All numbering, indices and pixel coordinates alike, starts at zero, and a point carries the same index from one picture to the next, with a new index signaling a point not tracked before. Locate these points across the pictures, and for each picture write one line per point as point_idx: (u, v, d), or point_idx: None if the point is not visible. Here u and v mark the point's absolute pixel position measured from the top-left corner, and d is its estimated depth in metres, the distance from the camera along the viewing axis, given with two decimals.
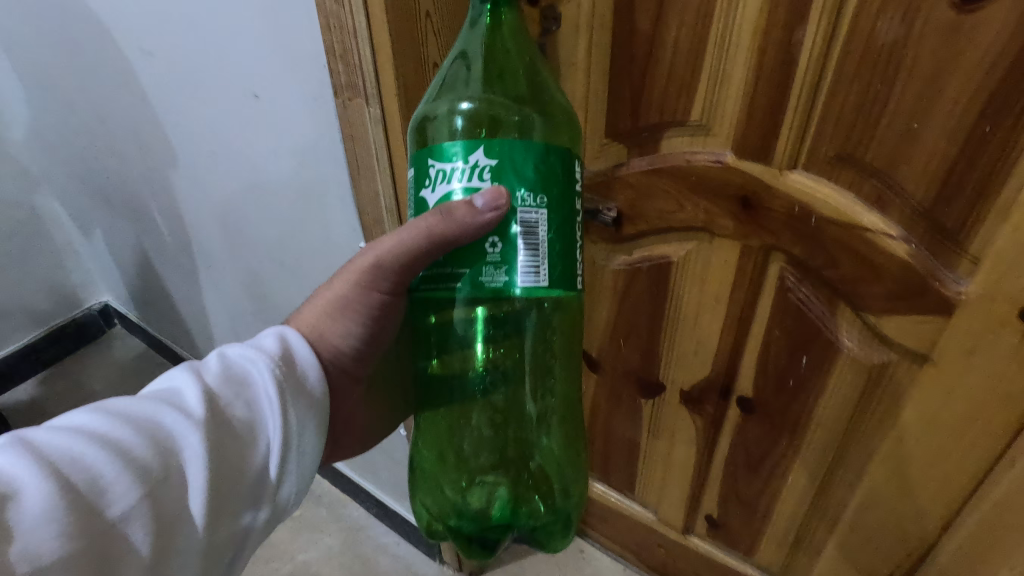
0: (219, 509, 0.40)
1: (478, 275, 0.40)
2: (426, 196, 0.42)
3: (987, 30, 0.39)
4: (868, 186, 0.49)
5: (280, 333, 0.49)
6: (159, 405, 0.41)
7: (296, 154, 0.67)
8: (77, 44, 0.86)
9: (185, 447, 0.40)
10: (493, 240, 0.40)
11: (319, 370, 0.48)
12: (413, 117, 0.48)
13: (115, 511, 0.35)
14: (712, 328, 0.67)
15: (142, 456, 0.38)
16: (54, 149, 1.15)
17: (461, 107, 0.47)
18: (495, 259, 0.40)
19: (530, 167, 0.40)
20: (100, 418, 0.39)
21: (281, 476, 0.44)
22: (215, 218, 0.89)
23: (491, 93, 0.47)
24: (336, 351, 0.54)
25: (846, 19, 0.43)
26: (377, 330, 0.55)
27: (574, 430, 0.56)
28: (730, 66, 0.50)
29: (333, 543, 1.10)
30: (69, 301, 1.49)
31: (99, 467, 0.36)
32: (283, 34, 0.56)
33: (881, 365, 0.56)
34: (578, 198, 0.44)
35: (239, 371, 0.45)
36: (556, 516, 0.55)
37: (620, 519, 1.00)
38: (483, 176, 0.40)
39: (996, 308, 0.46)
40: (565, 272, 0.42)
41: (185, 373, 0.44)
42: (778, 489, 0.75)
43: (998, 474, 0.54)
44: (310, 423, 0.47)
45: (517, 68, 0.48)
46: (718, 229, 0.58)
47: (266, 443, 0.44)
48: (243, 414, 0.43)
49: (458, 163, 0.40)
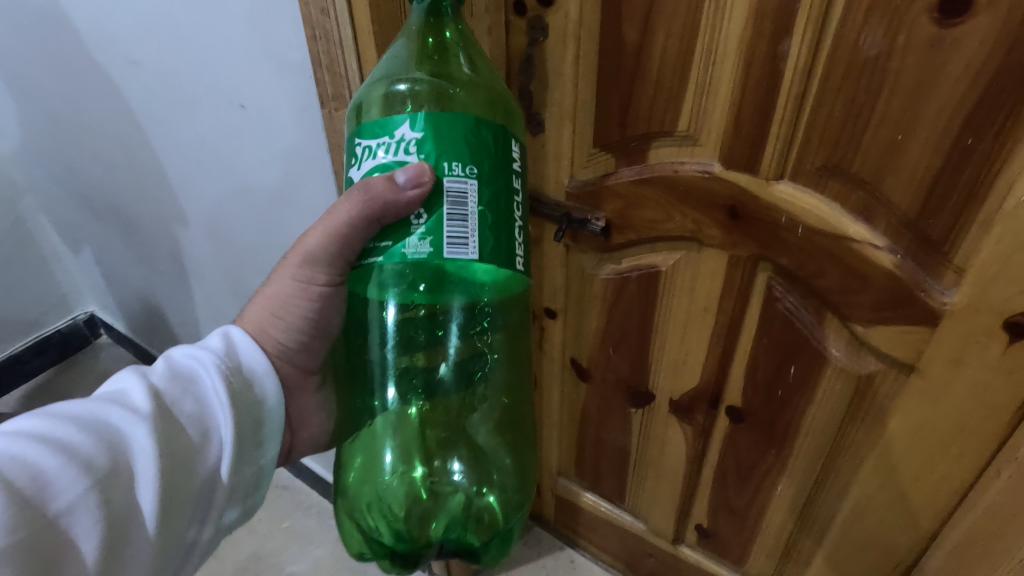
0: (171, 502, 0.41)
1: (402, 248, 0.38)
2: (354, 174, 0.41)
3: (968, 44, 0.39)
4: (855, 197, 0.49)
5: (224, 332, 0.50)
6: (104, 405, 0.41)
7: (280, 163, 0.66)
8: (61, 52, 0.85)
9: (132, 442, 0.40)
10: (419, 213, 0.38)
11: (267, 363, 0.49)
12: (352, 103, 0.45)
13: (61, 503, 0.36)
14: (701, 337, 0.67)
15: (87, 451, 0.38)
16: (39, 157, 1.14)
17: (399, 88, 0.43)
18: (421, 231, 0.38)
19: (458, 137, 0.38)
20: (41, 419, 0.39)
21: (234, 475, 0.45)
22: (201, 227, 0.88)
23: (434, 76, 0.44)
24: (280, 347, 0.53)
25: (830, 32, 0.44)
26: (322, 321, 0.54)
27: (512, 416, 0.55)
28: (715, 77, 0.50)
29: (322, 554, 1.09)
30: (53, 312, 1.46)
31: (42, 462, 0.37)
32: (268, 44, 0.56)
33: (868, 374, 0.56)
34: (516, 179, 0.42)
35: (186, 370, 0.45)
36: (500, 529, 0.52)
37: (610, 528, 1.00)
38: (408, 150, 0.38)
39: (980, 319, 0.47)
40: (498, 246, 0.39)
41: (131, 373, 0.44)
42: (767, 498, 0.75)
43: (985, 484, 0.54)
44: (264, 417, 0.47)
45: (458, 60, 0.45)
46: (707, 238, 0.58)
47: (218, 441, 0.44)
48: (192, 409, 0.44)
49: (384, 137, 0.39)
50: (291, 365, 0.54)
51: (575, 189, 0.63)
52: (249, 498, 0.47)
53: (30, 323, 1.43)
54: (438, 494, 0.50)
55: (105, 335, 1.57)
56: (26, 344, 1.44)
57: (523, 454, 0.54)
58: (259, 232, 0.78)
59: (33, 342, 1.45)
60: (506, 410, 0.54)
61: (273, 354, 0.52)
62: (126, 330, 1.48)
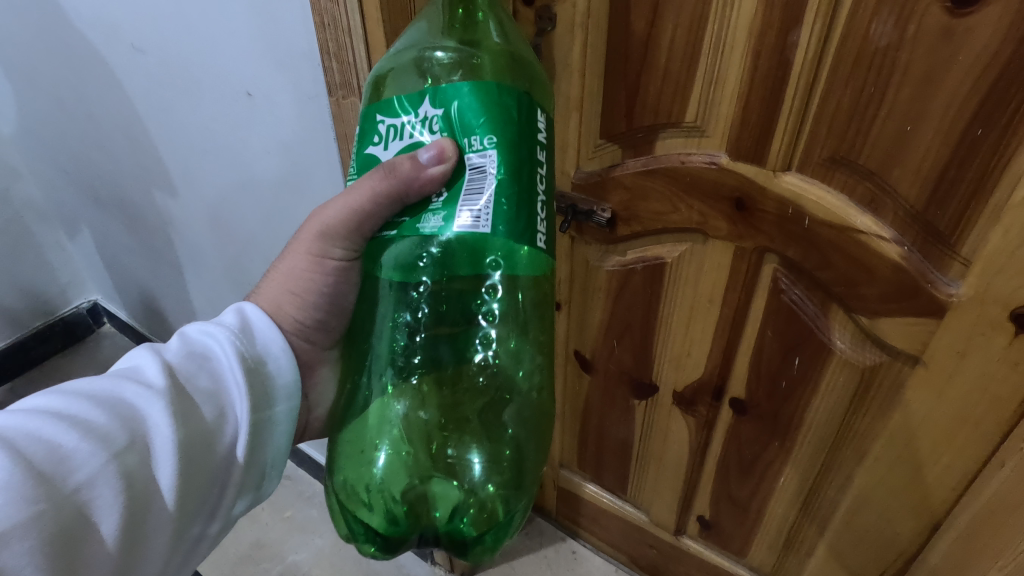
0: (190, 477, 0.41)
1: (418, 222, 0.40)
2: (377, 153, 0.41)
3: (980, 33, 0.39)
4: (862, 188, 0.49)
5: (239, 309, 0.50)
6: (119, 382, 0.42)
7: (286, 151, 0.66)
8: (66, 40, 0.85)
9: (148, 418, 0.41)
10: (440, 192, 0.39)
11: (282, 338, 0.49)
12: (377, 74, 0.44)
13: (80, 476, 0.37)
14: (704, 330, 0.67)
15: (103, 426, 0.39)
16: (42, 146, 1.14)
17: (435, 56, 0.43)
18: (438, 206, 0.39)
19: (480, 107, 0.38)
20: (56, 397, 0.40)
21: (251, 452, 0.45)
22: (204, 216, 0.88)
23: (466, 45, 0.43)
24: (298, 325, 0.53)
25: (841, 21, 0.44)
26: (338, 299, 0.54)
27: (541, 414, 0.50)
28: (724, 68, 0.50)
29: (324, 543, 1.09)
30: (56, 301, 1.47)
31: (58, 438, 0.37)
32: (276, 31, 0.56)
33: (872, 366, 0.57)
34: (542, 149, 0.41)
35: (200, 347, 0.46)
36: (499, 521, 0.48)
37: (611, 519, 1.00)
38: (432, 129, 0.39)
39: (986, 311, 0.47)
40: (515, 220, 0.38)
41: (145, 352, 0.45)
42: (769, 489, 0.76)
43: (988, 475, 0.54)
44: (280, 391, 0.47)
45: (488, 24, 0.44)
46: (712, 230, 0.58)
47: (235, 417, 0.44)
48: (207, 385, 0.44)
49: (408, 116, 0.40)
50: (308, 344, 0.54)
51: (581, 181, 0.63)
52: (265, 478, 0.47)
53: (32, 311, 1.43)
54: (431, 480, 0.47)
55: (108, 324, 1.57)
56: (28, 333, 1.45)
57: (542, 449, 0.50)
58: (263, 221, 0.78)
59: (35, 330, 1.46)
60: (526, 400, 0.48)
61: (290, 332, 0.52)
62: (128, 320, 1.48)
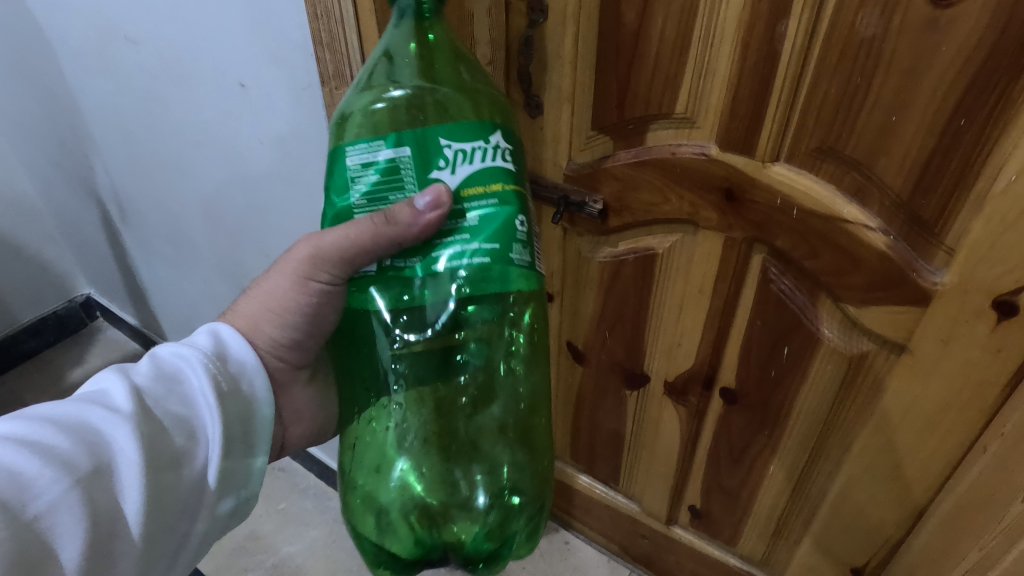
0: (158, 500, 0.42)
1: (510, 251, 0.41)
2: (442, 177, 0.41)
3: (963, 23, 0.40)
4: (849, 178, 0.50)
5: (212, 330, 0.50)
6: (85, 405, 0.42)
7: (278, 145, 0.67)
8: (58, 29, 0.84)
9: (114, 442, 0.41)
10: (520, 219, 0.42)
11: (256, 358, 0.50)
12: (336, 109, 0.46)
13: (41, 504, 0.37)
14: (695, 320, 0.68)
15: (67, 452, 0.39)
16: (35, 138, 1.13)
17: (391, 94, 0.45)
18: (521, 238, 0.42)
19: (523, 158, 0.44)
20: (21, 422, 0.40)
21: (223, 477, 0.46)
22: (199, 209, 0.88)
23: (425, 82, 0.45)
24: (273, 343, 0.53)
25: (827, 12, 0.44)
26: (316, 322, 0.54)
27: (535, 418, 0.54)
28: (712, 62, 0.51)
29: (318, 535, 1.10)
30: (48, 294, 1.46)
31: (21, 464, 0.37)
32: (269, 21, 0.56)
33: (859, 355, 0.58)
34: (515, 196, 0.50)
35: (170, 368, 0.47)
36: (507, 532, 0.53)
37: (604, 510, 1.01)
38: (503, 157, 0.42)
39: (969, 299, 0.48)
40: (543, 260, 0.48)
41: (113, 374, 0.46)
42: (759, 478, 0.77)
43: (970, 460, 0.55)
44: (256, 411, 0.48)
45: (450, 61, 0.46)
46: (702, 220, 0.59)
47: (206, 442, 0.45)
48: (178, 409, 0.45)
49: (481, 142, 0.41)
50: (281, 360, 0.55)
51: (574, 171, 0.63)
52: (246, 487, 0.48)
53: (24, 304, 1.43)
54: (447, 513, 0.51)
55: (100, 318, 1.57)
56: (20, 325, 1.44)
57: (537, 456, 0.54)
58: (258, 214, 0.78)
59: (28, 323, 1.45)
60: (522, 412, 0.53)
61: (265, 350, 0.53)
62: (121, 313, 1.48)
